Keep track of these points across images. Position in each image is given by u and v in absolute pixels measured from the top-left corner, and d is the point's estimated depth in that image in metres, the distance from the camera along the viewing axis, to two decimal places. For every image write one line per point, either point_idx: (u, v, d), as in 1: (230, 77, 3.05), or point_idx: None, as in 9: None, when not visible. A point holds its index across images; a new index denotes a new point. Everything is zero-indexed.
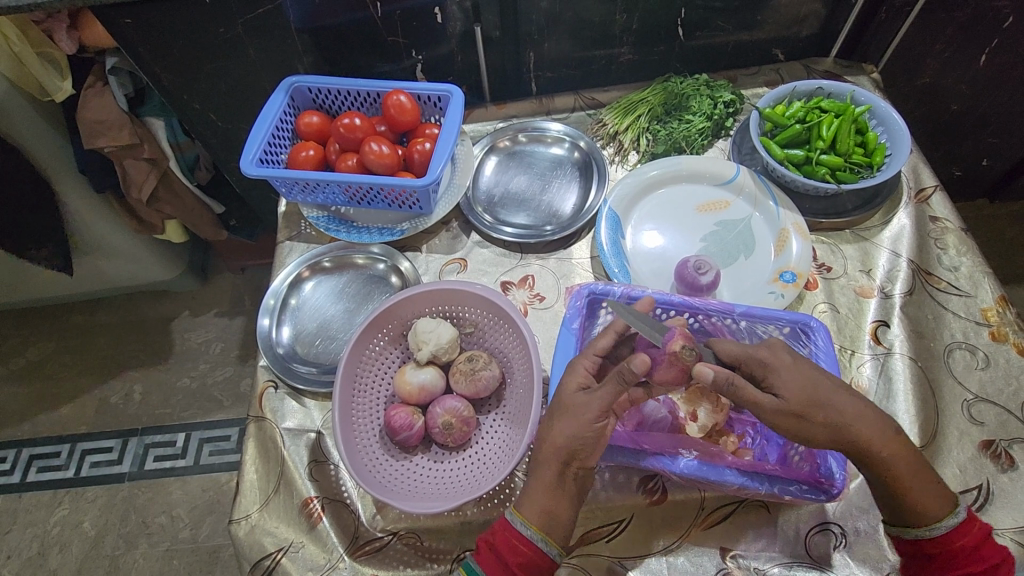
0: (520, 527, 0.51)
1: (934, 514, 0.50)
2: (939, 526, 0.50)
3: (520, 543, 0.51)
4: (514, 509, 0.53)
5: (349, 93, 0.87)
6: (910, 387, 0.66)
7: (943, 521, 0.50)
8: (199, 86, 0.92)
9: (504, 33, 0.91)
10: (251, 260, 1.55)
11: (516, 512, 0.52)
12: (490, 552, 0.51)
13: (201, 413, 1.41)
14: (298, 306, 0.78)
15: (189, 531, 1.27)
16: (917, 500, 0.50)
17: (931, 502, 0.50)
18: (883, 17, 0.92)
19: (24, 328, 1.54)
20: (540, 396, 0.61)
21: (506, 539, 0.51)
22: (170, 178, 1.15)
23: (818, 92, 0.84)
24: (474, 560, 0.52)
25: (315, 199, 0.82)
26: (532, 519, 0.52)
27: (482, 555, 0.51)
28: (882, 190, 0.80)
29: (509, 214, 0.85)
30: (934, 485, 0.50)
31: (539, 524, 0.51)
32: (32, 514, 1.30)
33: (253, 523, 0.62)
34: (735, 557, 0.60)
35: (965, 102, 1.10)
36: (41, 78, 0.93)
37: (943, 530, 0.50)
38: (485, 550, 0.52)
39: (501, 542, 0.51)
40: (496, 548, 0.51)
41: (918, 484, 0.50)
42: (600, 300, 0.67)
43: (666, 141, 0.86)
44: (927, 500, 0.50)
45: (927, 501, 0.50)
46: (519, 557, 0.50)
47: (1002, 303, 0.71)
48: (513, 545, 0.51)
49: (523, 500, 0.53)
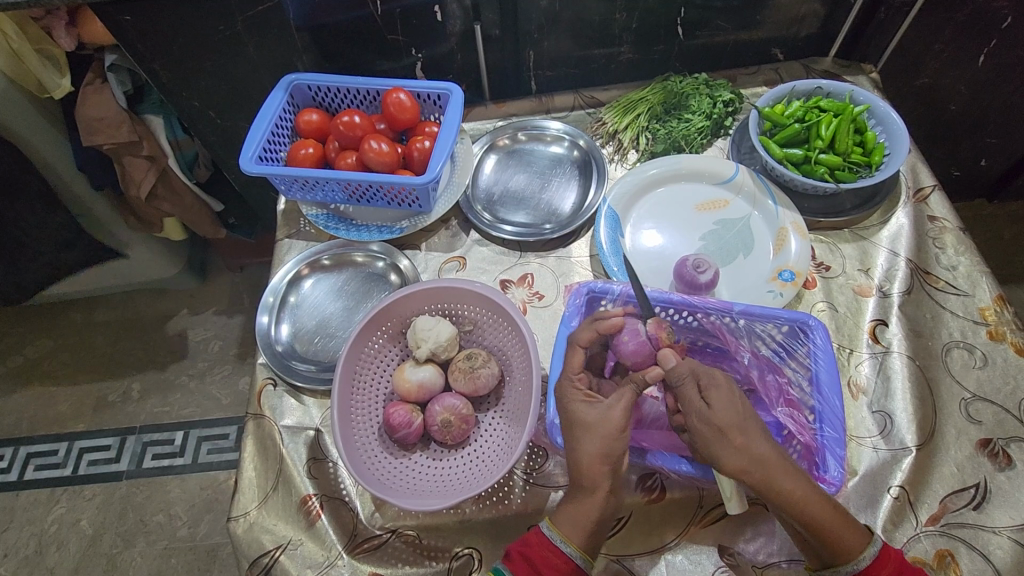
0: (560, 545, 0.51)
1: (855, 548, 0.49)
2: (862, 560, 0.49)
3: (555, 558, 0.51)
4: (549, 521, 0.53)
5: (349, 90, 0.87)
6: (908, 385, 0.66)
7: (864, 553, 0.49)
8: (198, 83, 0.91)
9: (504, 31, 0.91)
10: (249, 258, 1.55)
11: (554, 528, 0.52)
12: (523, 563, 0.51)
13: (200, 412, 1.40)
14: (298, 304, 0.78)
15: (187, 529, 1.27)
16: (837, 535, 0.49)
17: (849, 536, 0.49)
18: (882, 17, 0.92)
19: (22, 326, 1.54)
20: (539, 394, 0.61)
21: (543, 553, 0.51)
22: (169, 176, 1.15)
23: (818, 92, 0.84)
24: (506, 568, 0.51)
25: (314, 197, 0.82)
26: (572, 538, 0.51)
27: (515, 564, 0.51)
28: (881, 189, 0.80)
29: (508, 213, 0.85)
30: (846, 518, 0.50)
31: (579, 543, 0.51)
32: (30, 512, 1.29)
33: (251, 520, 0.62)
34: (733, 555, 0.60)
35: (963, 102, 1.10)
36: (40, 75, 0.93)
37: (867, 562, 0.49)
38: (517, 559, 0.52)
39: (537, 555, 0.51)
40: (530, 560, 0.51)
41: (830, 520, 0.49)
42: (599, 299, 0.67)
43: (665, 140, 0.86)
44: (843, 534, 0.49)
45: (846, 534, 0.49)
46: (555, 571, 0.50)
47: (999, 302, 0.71)
48: (550, 561, 0.51)
49: (563, 517, 0.52)
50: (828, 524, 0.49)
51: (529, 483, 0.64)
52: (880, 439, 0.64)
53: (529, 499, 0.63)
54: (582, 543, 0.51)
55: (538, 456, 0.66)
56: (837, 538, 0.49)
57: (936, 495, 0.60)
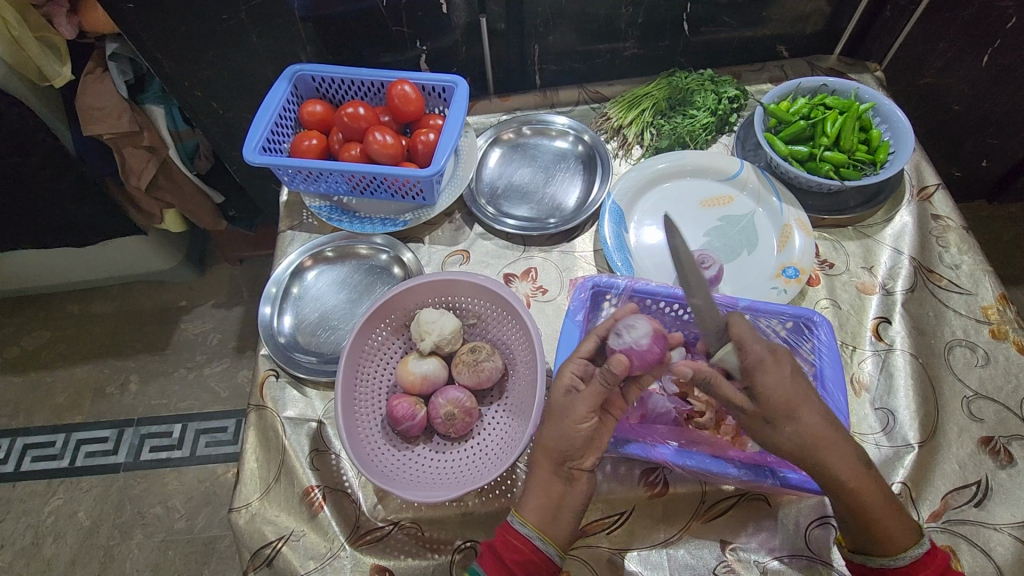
0: (519, 527, 0.52)
1: (902, 542, 0.50)
2: (904, 556, 0.50)
3: (519, 543, 0.52)
4: (514, 511, 0.54)
5: (353, 82, 0.86)
6: (911, 383, 0.67)
7: (906, 551, 0.50)
8: (200, 73, 0.91)
9: (509, 25, 0.90)
10: (249, 250, 1.54)
11: (515, 513, 0.54)
12: (492, 557, 0.52)
13: (198, 404, 1.40)
14: (300, 295, 0.77)
15: (185, 522, 1.27)
16: (890, 528, 0.50)
17: (899, 530, 0.51)
18: (888, 15, 0.92)
19: (19, 316, 1.53)
20: (542, 388, 0.61)
21: (504, 539, 0.53)
22: (170, 167, 1.14)
23: (823, 89, 0.84)
24: (478, 564, 0.53)
25: (317, 188, 0.82)
26: (529, 518, 0.53)
27: (484, 557, 0.53)
28: (885, 187, 0.80)
29: (511, 207, 0.85)
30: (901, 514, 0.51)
31: (537, 523, 0.53)
32: (27, 503, 1.29)
33: (253, 511, 0.62)
34: (734, 550, 0.60)
35: (966, 102, 1.10)
36: (41, 63, 0.92)
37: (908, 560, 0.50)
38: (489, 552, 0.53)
39: (500, 543, 0.52)
40: (496, 549, 0.52)
41: (889, 513, 0.51)
42: (603, 293, 0.67)
43: (670, 136, 0.86)
44: (894, 527, 0.51)
45: (896, 529, 0.50)
46: (518, 555, 0.51)
47: (1002, 301, 0.71)
48: (513, 545, 0.52)
49: (522, 502, 0.54)
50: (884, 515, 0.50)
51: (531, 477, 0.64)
52: (883, 435, 0.64)
53: None
54: (538, 521, 0.53)
55: None
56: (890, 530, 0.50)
57: (938, 491, 0.60)
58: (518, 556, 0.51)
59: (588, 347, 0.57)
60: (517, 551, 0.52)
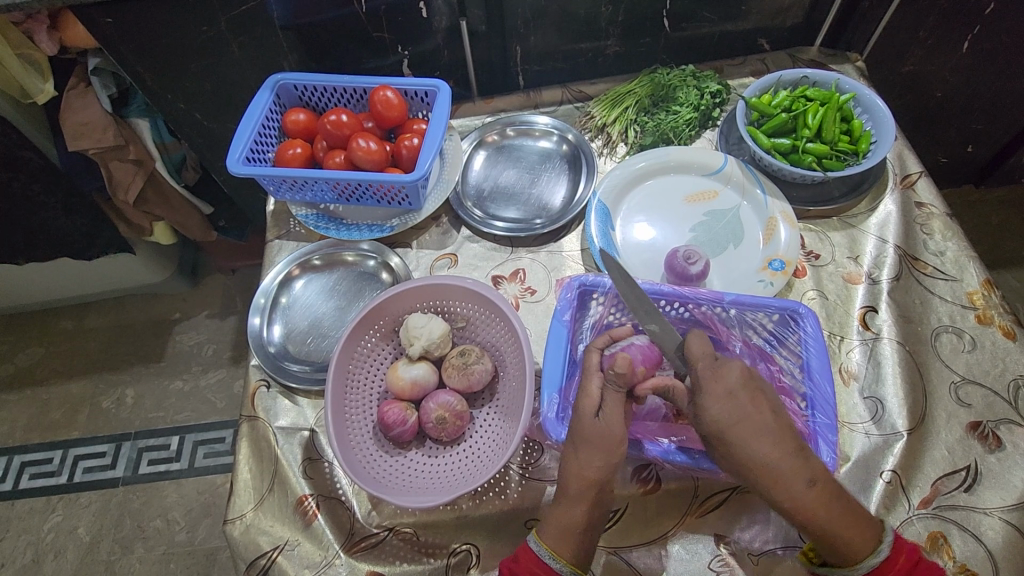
0: (549, 561, 0.50)
1: (861, 553, 0.48)
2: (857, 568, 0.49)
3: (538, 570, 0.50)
4: (535, 535, 0.53)
5: (336, 89, 0.86)
6: (899, 370, 0.67)
7: (863, 562, 0.48)
8: (184, 85, 0.91)
9: (489, 26, 0.90)
10: (241, 260, 1.54)
11: (542, 542, 0.52)
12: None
13: (194, 416, 1.40)
14: (289, 304, 0.78)
15: (185, 534, 1.27)
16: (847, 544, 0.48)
17: (857, 542, 0.48)
18: (866, 6, 0.92)
19: (12, 334, 1.52)
20: (532, 390, 0.61)
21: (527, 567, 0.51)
22: (158, 180, 1.14)
23: (804, 81, 0.85)
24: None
25: (304, 197, 0.82)
26: (561, 552, 0.51)
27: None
28: (868, 176, 0.81)
29: (498, 208, 0.85)
30: (861, 521, 0.49)
31: (568, 558, 0.51)
32: (26, 521, 1.29)
33: (247, 522, 0.62)
34: (729, 544, 0.61)
35: (949, 89, 1.11)
36: (24, 81, 0.92)
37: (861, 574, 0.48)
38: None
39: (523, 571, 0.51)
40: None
41: (844, 525, 0.48)
42: (590, 293, 0.67)
43: (654, 133, 0.86)
44: (853, 540, 0.48)
45: (856, 541, 0.48)
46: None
47: (987, 286, 0.72)
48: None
49: (549, 528, 0.52)
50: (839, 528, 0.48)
51: (525, 477, 0.64)
52: (872, 424, 0.64)
53: (526, 493, 0.63)
54: (568, 555, 0.51)
55: (534, 451, 0.66)
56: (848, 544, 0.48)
57: (928, 478, 0.60)
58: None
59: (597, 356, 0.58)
60: None
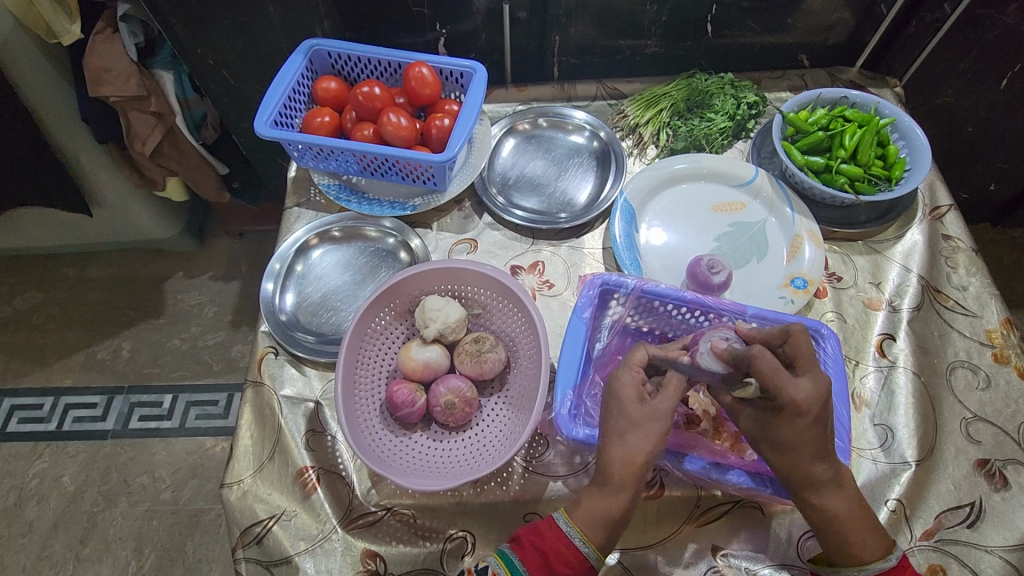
0: (576, 542, 0.51)
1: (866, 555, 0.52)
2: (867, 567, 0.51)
3: (570, 555, 0.50)
4: (567, 515, 0.52)
5: (370, 60, 0.85)
6: (912, 401, 0.67)
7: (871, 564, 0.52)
8: (214, 41, 0.89)
9: (531, 14, 0.89)
10: (250, 224, 1.53)
11: (572, 523, 0.51)
12: (535, 553, 0.51)
13: (189, 375, 1.39)
14: (304, 272, 0.77)
15: (170, 493, 1.26)
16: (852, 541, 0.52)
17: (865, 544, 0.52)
18: (912, 32, 0.91)
19: (13, 276, 1.51)
20: (547, 385, 0.60)
21: (556, 545, 0.51)
22: (176, 135, 1.12)
23: (843, 101, 0.84)
24: (516, 554, 0.51)
25: (327, 166, 0.81)
26: (591, 537, 0.51)
27: (523, 549, 0.51)
28: (898, 204, 0.80)
29: (521, 198, 0.84)
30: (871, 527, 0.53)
31: (596, 543, 0.51)
32: (12, 464, 1.28)
33: (245, 488, 0.62)
34: (725, 556, 0.60)
35: (981, 125, 1.10)
36: (49, 19, 0.90)
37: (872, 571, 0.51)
38: (527, 546, 0.51)
39: (551, 549, 0.50)
40: (547, 553, 0.50)
41: (856, 529, 0.52)
42: (612, 292, 0.67)
43: (686, 138, 0.86)
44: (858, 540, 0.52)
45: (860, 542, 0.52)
46: (569, 568, 0.50)
47: (1006, 326, 0.71)
48: (566, 559, 0.50)
49: (580, 510, 0.52)
50: (848, 530, 0.52)
51: (528, 470, 0.64)
52: (880, 452, 0.64)
53: (529, 486, 0.63)
54: (597, 542, 0.51)
55: (539, 444, 0.65)
56: (855, 544, 0.52)
57: (932, 510, 0.60)
58: (566, 566, 0.50)
59: (640, 356, 0.57)
60: (565, 561, 0.50)
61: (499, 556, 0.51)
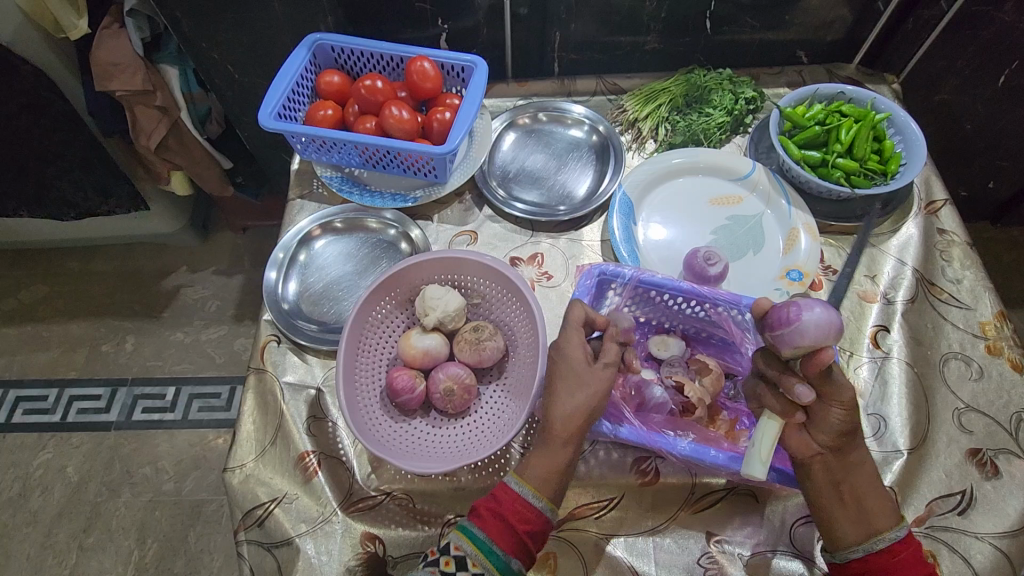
0: (532, 500, 0.52)
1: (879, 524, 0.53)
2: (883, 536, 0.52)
3: (527, 512, 0.52)
4: (516, 476, 0.54)
5: (373, 55, 0.86)
6: (905, 391, 0.68)
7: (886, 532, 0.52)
8: (219, 36, 0.90)
9: (532, 10, 0.90)
10: (253, 219, 1.54)
11: (524, 483, 0.53)
12: (494, 517, 0.52)
13: (192, 368, 1.40)
14: (307, 262, 0.78)
15: (173, 484, 1.27)
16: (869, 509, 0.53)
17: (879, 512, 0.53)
18: (910, 28, 0.92)
19: (18, 270, 1.53)
20: (544, 372, 0.61)
21: (513, 506, 0.52)
22: (180, 130, 1.13)
23: (840, 97, 0.84)
24: (476, 525, 0.51)
25: (330, 159, 0.82)
26: (544, 492, 0.53)
27: (482, 518, 0.52)
28: (894, 198, 0.81)
29: (521, 191, 0.85)
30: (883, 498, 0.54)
31: (549, 496, 0.53)
32: (16, 455, 1.29)
33: (247, 472, 0.63)
34: (719, 543, 0.61)
35: (979, 122, 1.11)
36: (56, 14, 0.91)
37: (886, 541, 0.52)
38: (485, 513, 0.52)
39: (508, 509, 0.52)
40: (504, 515, 0.52)
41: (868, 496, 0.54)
42: (608, 282, 0.68)
43: (684, 132, 0.87)
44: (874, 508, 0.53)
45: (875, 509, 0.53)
46: (529, 525, 0.52)
47: (999, 318, 0.72)
48: (524, 515, 0.52)
49: (529, 469, 0.54)
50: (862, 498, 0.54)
51: (526, 457, 0.65)
52: (873, 441, 0.65)
53: None
54: (551, 496, 0.53)
55: (536, 432, 0.66)
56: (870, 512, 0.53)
57: (924, 498, 0.61)
58: (526, 523, 0.52)
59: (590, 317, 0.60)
60: (524, 518, 0.52)
61: (460, 530, 0.51)
